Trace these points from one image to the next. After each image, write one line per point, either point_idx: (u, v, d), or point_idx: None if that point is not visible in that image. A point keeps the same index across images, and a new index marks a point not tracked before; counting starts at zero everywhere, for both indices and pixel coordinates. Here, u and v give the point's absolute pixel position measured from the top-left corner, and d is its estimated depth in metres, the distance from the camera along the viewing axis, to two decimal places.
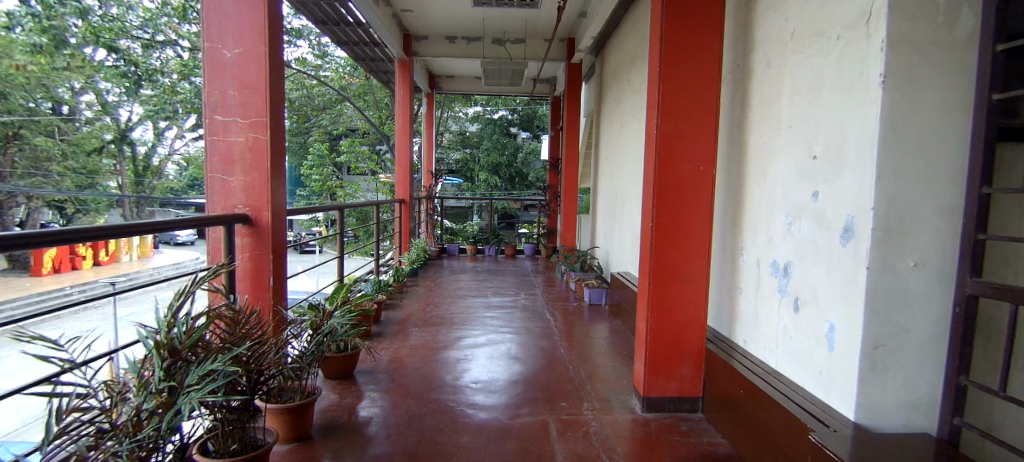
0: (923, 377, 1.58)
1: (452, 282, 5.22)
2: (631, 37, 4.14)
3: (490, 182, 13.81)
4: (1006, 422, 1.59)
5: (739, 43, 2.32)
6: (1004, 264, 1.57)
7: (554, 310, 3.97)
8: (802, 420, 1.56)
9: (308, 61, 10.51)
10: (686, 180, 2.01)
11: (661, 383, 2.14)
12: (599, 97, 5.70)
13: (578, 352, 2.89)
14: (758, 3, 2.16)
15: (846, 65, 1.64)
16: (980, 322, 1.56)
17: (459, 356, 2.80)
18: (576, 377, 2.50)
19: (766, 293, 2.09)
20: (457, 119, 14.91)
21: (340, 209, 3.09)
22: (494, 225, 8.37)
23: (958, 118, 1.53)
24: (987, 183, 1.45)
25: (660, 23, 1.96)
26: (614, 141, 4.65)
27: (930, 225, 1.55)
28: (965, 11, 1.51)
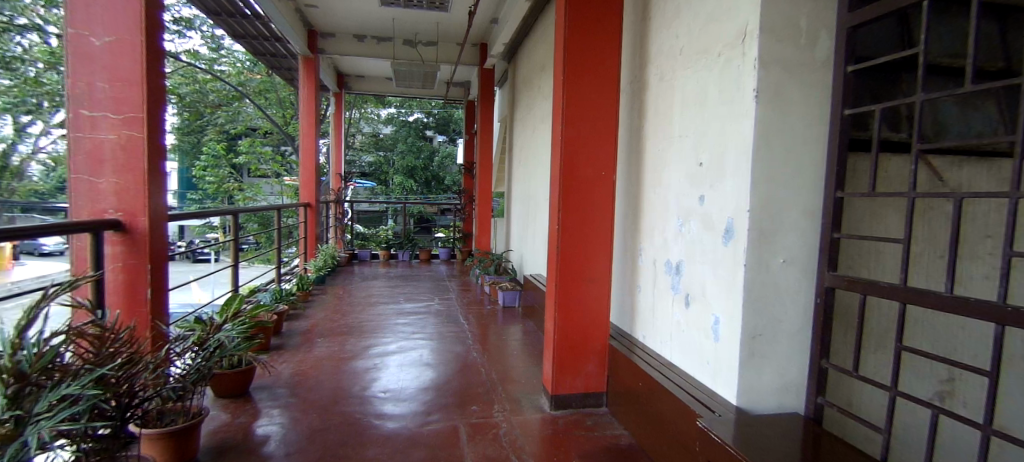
0: (792, 362, 1.76)
1: (363, 290, 5.04)
2: (541, 45, 4.26)
3: (405, 186, 13.58)
4: (860, 399, 1.81)
5: (636, 57, 2.46)
6: (858, 260, 1.79)
7: (468, 314, 3.98)
8: (693, 407, 1.69)
9: (201, 55, 9.56)
10: (589, 185, 2.09)
11: (568, 380, 2.20)
12: (512, 102, 5.81)
13: (490, 355, 2.91)
14: (652, 20, 2.31)
15: (725, 81, 1.80)
16: (839, 311, 1.77)
17: (368, 365, 2.71)
18: (488, 380, 2.51)
19: (661, 291, 2.21)
20: (370, 121, 14.71)
21: (235, 213, 2.88)
22: (409, 229, 8.24)
23: (816, 131, 1.74)
24: (840, 188, 1.64)
25: (564, 31, 2.03)
26: (526, 146, 4.77)
27: (797, 226, 1.73)
28: (821, 37, 1.71)
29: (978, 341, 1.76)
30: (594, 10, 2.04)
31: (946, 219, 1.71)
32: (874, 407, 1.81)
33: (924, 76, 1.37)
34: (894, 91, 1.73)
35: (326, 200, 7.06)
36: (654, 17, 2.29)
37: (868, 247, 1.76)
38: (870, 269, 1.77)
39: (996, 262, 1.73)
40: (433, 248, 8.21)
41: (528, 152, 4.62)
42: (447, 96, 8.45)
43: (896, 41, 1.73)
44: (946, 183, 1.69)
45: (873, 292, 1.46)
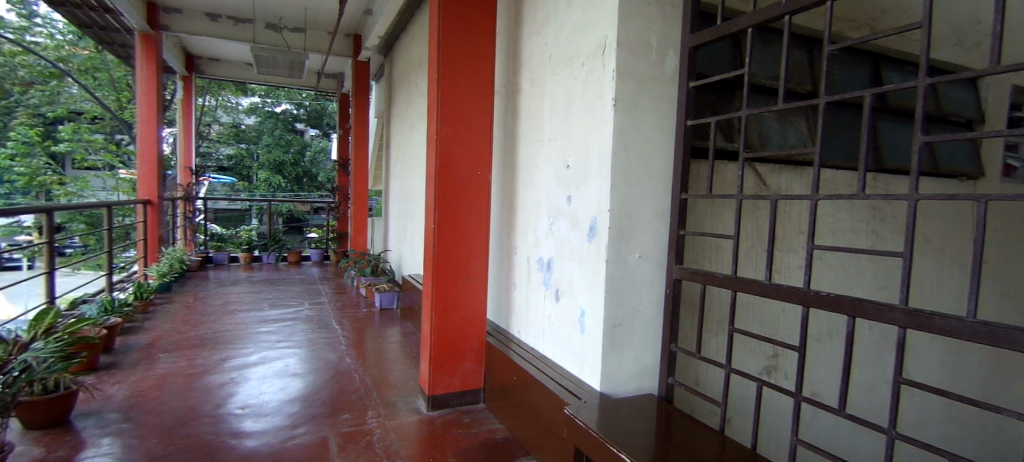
0: (648, 349, 1.94)
1: (220, 297, 4.58)
2: (417, 42, 4.24)
3: (272, 182, 12.69)
4: (704, 379, 2.04)
5: (509, 60, 2.53)
6: (702, 255, 2.00)
7: (342, 318, 3.83)
8: (561, 397, 1.80)
9: (6, 22, 8.56)
10: (464, 184, 2.10)
11: (445, 380, 2.20)
12: (389, 98, 5.69)
13: (366, 360, 2.81)
14: (524, 25, 2.38)
15: (589, 90, 1.92)
16: (685, 300, 1.98)
17: (224, 380, 2.47)
18: (361, 386, 2.42)
19: (534, 287, 2.30)
20: (228, 110, 13.35)
21: (51, 211, 2.45)
22: (277, 229, 7.72)
23: (666, 139, 1.92)
24: (684, 191, 1.83)
25: (439, 28, 2.01)
26: (404, 144, 4.71)
27: (650, 224, 1.90)
28: (669, 54, 1.88)
29: (792, 321, 2.08)
30: (467, 10, 2.05)
31: (767, 218, 1.98)
32: (714, 385, 2.05)
33: (747, 94, 1.57)
34: (729, 105, 1.95)
35: (173, 196, 6.38)
36: (525, 22, 2.37)
37: (708, 243, 1.98)
38: (710, 262, 2.00)
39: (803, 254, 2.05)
40: (304, 249, 7.76)
41: (406, 149, 4.56)
42: (317, 87, 8.10)
43: (729, 60, 1.97)
44: (768, 187, 1.91)
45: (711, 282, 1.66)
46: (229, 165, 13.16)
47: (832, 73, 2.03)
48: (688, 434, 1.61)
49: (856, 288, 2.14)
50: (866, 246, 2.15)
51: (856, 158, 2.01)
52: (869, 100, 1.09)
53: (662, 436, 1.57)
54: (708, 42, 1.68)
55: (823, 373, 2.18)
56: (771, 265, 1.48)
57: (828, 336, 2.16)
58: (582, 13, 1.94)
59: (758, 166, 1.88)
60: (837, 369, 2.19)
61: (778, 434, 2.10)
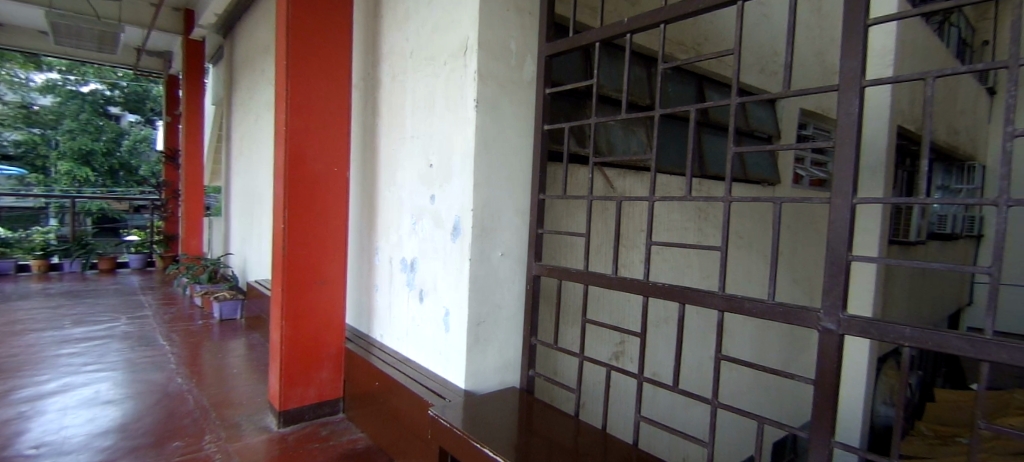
0: (511, 345, 2.01)
1: (2, 316, 3.78)
2: (262, 25, 3.97)
3: (77, 175, 10.94)
4: (561, 368, 2.17)
5: (368, 52, 2.43)
6: (559, 252, 2.10)
7: (172, 332, 3.50)
8: (426, 398, 1.79)
9: None
10: (317, 182, 2.01)
11: (299, 392, 2.07)
12: (229, 84, 5.22)
13: (202, 380, 2.55)
14: (383, 18, 2.31)
15: (451, 89, 1.91)
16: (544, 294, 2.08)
17: (8, 416, 2.04)
18: (197, 410, 2.19)
19: (397, 288, 2.23)
20: (11, 85, 10.84)
21: None
22: (83, 231, 7.03)
23: (526, 141, 1.98)
24: (542, 191, 1.92)
25: (287, 16, 1.90)
26: (247, 136, 4.35)
27: (510, 224, 1.95)
28: (528, 60, 1.95)
29: (634, 310, 2.32)
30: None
31: (614, 217, 2.16)
32: (570, 374, 2.20)
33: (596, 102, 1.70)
34: (581, 111, 2.09)
35: None
36: (385, 15, 2.29)
37: (564, 241, 2.10)
38: (565, 259, 2.11)
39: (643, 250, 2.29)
40: (120, 254, 7.22)
41: (251, 142, 4.23)
42: (137, 66, 7.22)
43: (580, 71, 2.10)
44: (615, 189, 2.08)
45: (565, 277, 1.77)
46: (16, 153, 10.88)
47: (666, 89, 2.29)
48: (547, 423, 1.71)
49: (686, 278, 2.44)
50: (694, 241, 2.46)
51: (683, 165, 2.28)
52: (695, 116, 1.21)
53: (524, 427, 1.65)
54: (562, 51, 1.79)
55: (660, 355, 2.45)
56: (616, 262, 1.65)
57: (663, 322, 2.45)
58: (443, 10, 1.92)
59: (606, 170, 2.03)
60: (671, 350, 2.49)
61: (623, 413, 2.32)
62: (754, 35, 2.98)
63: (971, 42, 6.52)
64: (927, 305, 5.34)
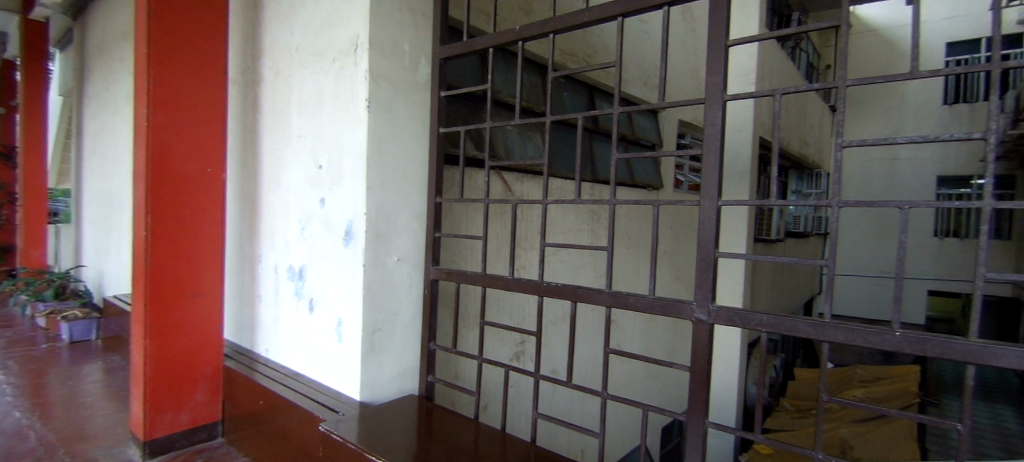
0: (407, 351, 1.97)
1: None
2: (120, 9, 3.61)
3: None
4: (460, 372, 2.19)
5: (247, 45, 2.29)
6: (458, 255, 2.11)
7: (8, 358, 3.05)
8: (318, 414, 1.71)
9: None
10: (184, 188, 1.95)
11: (167, 419, 1.97)
12: (80, 73, 4.66)
13: (47, 413, 2.26)
14: (264, 10, 2.18)
15: (340, 87, 1.83)
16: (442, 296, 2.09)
17: None
18: (42, 448, 1.93)
19: (284, 298, 2.10)
20: None
21: None
22: None
23: (421, 143, 1.96)
24: (439, 195, 1.91)
25: (145, 20, 1.83)
26: (104, 131, 3.90)
27: (406, 228, 1.91)
28: (422, 62, 1.92)
29: (529, 309, 2.41)
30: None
31: (510, 220, 2.21)
32: (470, 377, 2.23)
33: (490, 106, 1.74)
34: (477, 116, 2.12)
35: None
36: (266, 6, 2.16)
37: (463, 244, 2.12)
38: (462, 262, 2.13)
39: (537, 252, 2.35)
40: None
41: (109, 138, 3.81)
42: None
43: (476, 74, 2.14)
44: (513, 192, 2.13)
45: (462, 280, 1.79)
46: None
47: (560, 97, 2.41)
48: (447, 429, 1.70)
49: (579, 279, 2.58)
50: (587, 242, 2.57)
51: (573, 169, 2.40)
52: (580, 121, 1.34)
53: (424, 434, 1.62)
54: (456, 55, 1.80)
55: (556, 355, 2.57)
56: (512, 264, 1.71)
57: (556, 323, 2.57)
58: (331, 6, 1.85)
59: (503, 173, 2.06)
60: (565, 348, 2.62)
61: (518, 411, 2.40)
62: (632, 50, 3.27)
63: (817, 66, 7.72)
64: (780, 293, 6.24)
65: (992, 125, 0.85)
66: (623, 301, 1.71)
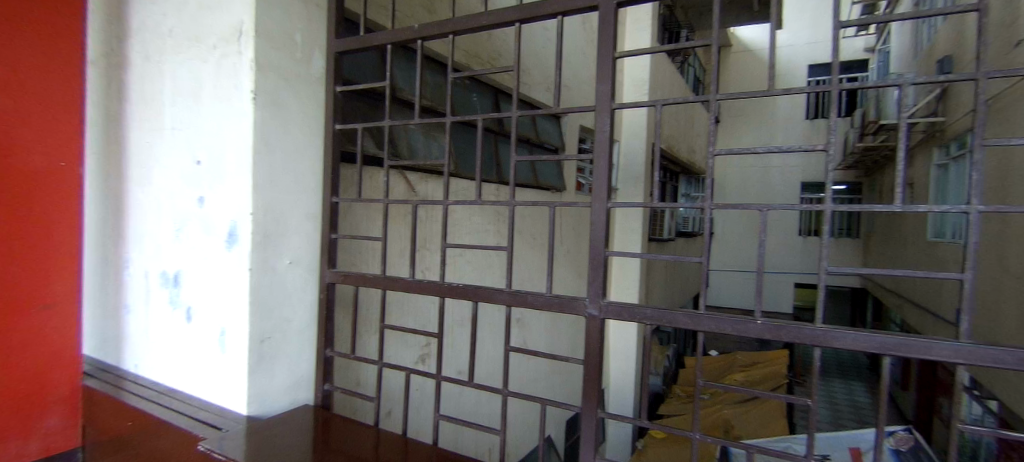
0: (302, 358, 1.87)
1: None
2: None
3: None
4: (360, 377, 2.18)
5: (111, 26, 2.10)
6: (356, 256, 2.10)
7: None
8: (197, 432, 1.58)
9: None
10: (32, 186, 1.79)
11: (10, 450, 1.77)
12: None
13: None
14: None
15: (223, 76, 1.70)
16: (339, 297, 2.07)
17: None
18: None
19: (158, 306, 1.94)
20: None
21: None
22: None
23: (316, 139, 1.87)
24: (335, 195, 1.88)
25: None
26: None
27: (299, 228, 1.82)
28: (316, 55, 1.85)
29: (428, 308, 2.46)
30: None
31: (409, 220, 2.26)
32: (370, 381, 2.24)
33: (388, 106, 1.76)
34: (376, 113, 2.17)
35: None
36: None
37: (361, 245, 2.12)
38: (360, 265, 2.12)
39: (438, 253, 2.42)
40: None
41: None
42: None
43: (375, 71, 2.22)
44: (416, 193, 2.20)
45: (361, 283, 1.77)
46: None
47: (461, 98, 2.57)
48: (346, 437, 1.64)
49: (479, 279, 2.68)
50: (487, 243, 2.68)
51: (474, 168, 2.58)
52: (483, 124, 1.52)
53: (320, 445, 1.55)
54: (354, 50, 1.79)
55: (456, 355, 2.64)
56: (414, 265, 1.74)
57: (456, 323, 2.65)
58: None
59: (407, 173, 2.12)
60: (467, 348, 2.70)
61: (419, 410, 2.43)
62: (531, 59, 3.48)
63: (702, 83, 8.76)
64: (670, 285, 7.02)
65: (832, 139, 1.15)
66: (524, 299, 1.70)
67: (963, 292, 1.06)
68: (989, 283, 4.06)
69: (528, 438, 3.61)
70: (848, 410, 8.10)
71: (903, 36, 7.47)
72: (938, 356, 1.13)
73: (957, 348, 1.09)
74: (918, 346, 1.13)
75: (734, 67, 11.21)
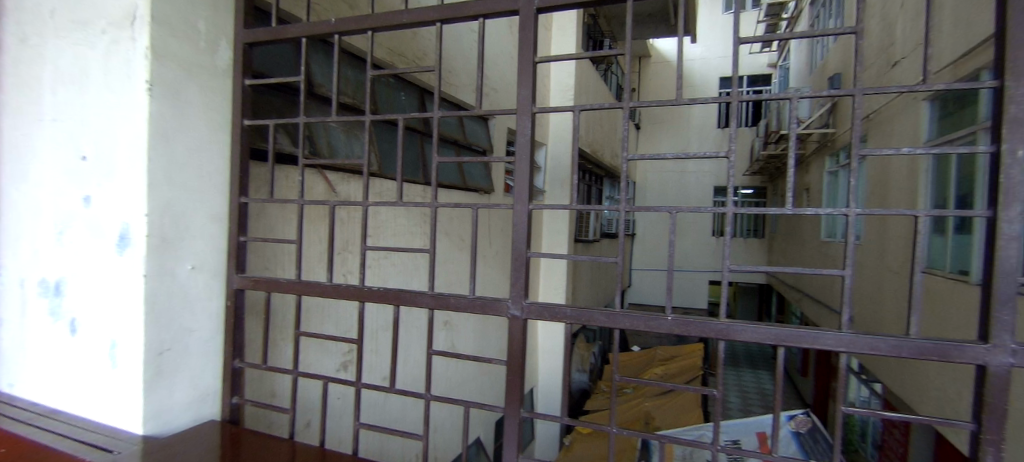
0: (206, 370, 1.75)
1: None
2: None
3: None
4: (273, 387, 2.09)
5: None
6: (268, 260, 2.02)
7: None
8: (80, 456, 1.42)
9: None
10: None
11: None
12: None
13: None
14: None
15: (112, 63, 1.55)
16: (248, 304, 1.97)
17: None
18: None
19: (35, 318, 1.74)
20: None
21: None
22: None
23: (221, 136, 1.76)
24: (244, 194, 1.79)
25: None
26: None
27: (202, 231, 1.69)
28: (221, 45, 1.74)
29: (348, 314, 2.39)
30: None
31: (325, 222, 2.20)
32: (284, 391, 2.15)
33: (303, 102, 1.72)
34: (290, 110, 2.10)
35: None
36: None
37: (273, 249, 2.04)
38: (270, 270, 2.03)
39: (358, 256, 2.37)
40: None
41: None
42: None
43: (290, 64, 2.14)
44: (336, 193, 2.15)
45: (274, 288, 1.72)
46: None
47: (382, 96, 2.55)
48: (255, 451, 1.56)
49: (402, 282, 2.64)
50: (408, 244, 2.66)
51: (394, 168, 2.57)
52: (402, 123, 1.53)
53: None
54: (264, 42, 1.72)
55: (379, 362, 2.58)
56: (332, 269, 1.69)
57: (379, 328, 2.59)
58: None
59: (325, 173, 2.07)
60: (389, 353, 2.65)
61: (338, 421, 2.34)
62: (459, 61, 3.48)
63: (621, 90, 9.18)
64: (595, 285, 7.28)
65: (732, 147, 1.34)
66: (445, 303, 1.67)
67: (843, 286, 1.18)
68: (870, 278, 4.52)
69: (453, 441, 3.59)
70: (755, 397, 8.74)
71: (801, 52, 8.28)
72: (826, 346, 1.25)
73: (841, 338, 1.22)
74: (807, 337, 1.26)
75: (652, 76, 11.62)
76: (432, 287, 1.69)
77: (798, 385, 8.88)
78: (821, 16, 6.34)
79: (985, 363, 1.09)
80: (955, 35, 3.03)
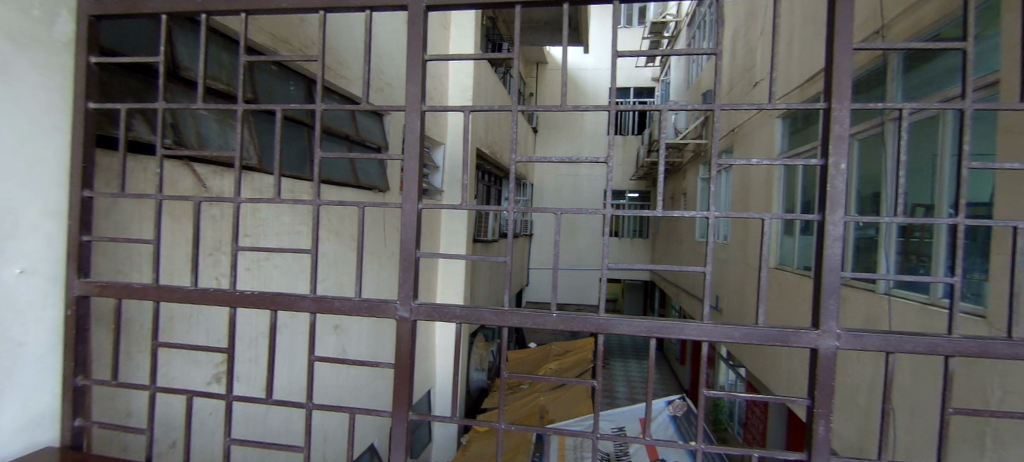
0: (38, 390, 1.51)
1: None
2: None
3: None
4: (127, 405, 1.85)
5: None
6: (117, 262, 1.78)
7: None
8: None
9: None
10: None
11: None
12: None
13: None
14: None
15: None
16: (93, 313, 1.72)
17: None
18: None
19: None
20: None
21: None
22: None
23: (58, 118, 1.52)
24: (88, 188, 1.57)
25: None
26: None
27: (33, 229, 1.45)
28: (60, 15, 1.51)
29: (221, 320, 2.19)
30: None
31: (188, 220, 1.99)
32: (140, 409, 1.91)
33: (162, 85, 1.55)
34: (145, 92, 1.89)
35: None
36: None
37: (122, 250, 1.81)
38: (118, 274, 1.79)
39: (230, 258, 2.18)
40: None
41: None
42: None
43: (146, 41, 1.92)
44: (205, 188, 1.98)
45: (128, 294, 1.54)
46: None
47: (262, 84, 2.38)
48: None
49: (278, 285, 2.47)
50: (286, 244, 2.49)
51: (272, 160, 2.41)
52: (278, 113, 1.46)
53: None
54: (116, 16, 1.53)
55: (253, 371, 2.39)
56: (197, 271, 1.54)
57: (256, 336, 2.40)
58: None
59: (190, 164, 1.90)
60: (264, 361, 2.46)
61: (205, 438, 2.13)
62: (354, 54, 3.35)
63: None
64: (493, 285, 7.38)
65: (609, 154, 1.50)
66: (328, 306, 1.58)
67: (704, 280, 1.32)
68: (735, 274, 5.06)
69: (340, 451, 3.42)
70: (639, 384, 9.43)
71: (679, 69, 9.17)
72: (691, 336, 1.37)
73: (703, 328, 1.34)
74: (675, 329, 1.38)
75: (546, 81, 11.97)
76: (313, 290, 1.59)
77: (675, 370, 9.80)
78: (697, 37, 7.00)
79: (817, 347, 1.27)
80: (802, 62, 3.50)
